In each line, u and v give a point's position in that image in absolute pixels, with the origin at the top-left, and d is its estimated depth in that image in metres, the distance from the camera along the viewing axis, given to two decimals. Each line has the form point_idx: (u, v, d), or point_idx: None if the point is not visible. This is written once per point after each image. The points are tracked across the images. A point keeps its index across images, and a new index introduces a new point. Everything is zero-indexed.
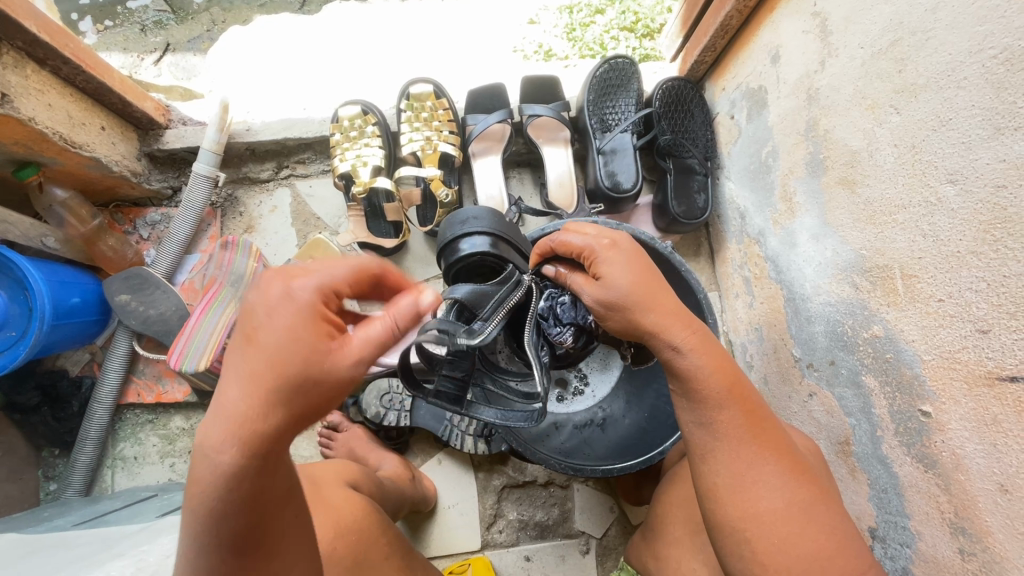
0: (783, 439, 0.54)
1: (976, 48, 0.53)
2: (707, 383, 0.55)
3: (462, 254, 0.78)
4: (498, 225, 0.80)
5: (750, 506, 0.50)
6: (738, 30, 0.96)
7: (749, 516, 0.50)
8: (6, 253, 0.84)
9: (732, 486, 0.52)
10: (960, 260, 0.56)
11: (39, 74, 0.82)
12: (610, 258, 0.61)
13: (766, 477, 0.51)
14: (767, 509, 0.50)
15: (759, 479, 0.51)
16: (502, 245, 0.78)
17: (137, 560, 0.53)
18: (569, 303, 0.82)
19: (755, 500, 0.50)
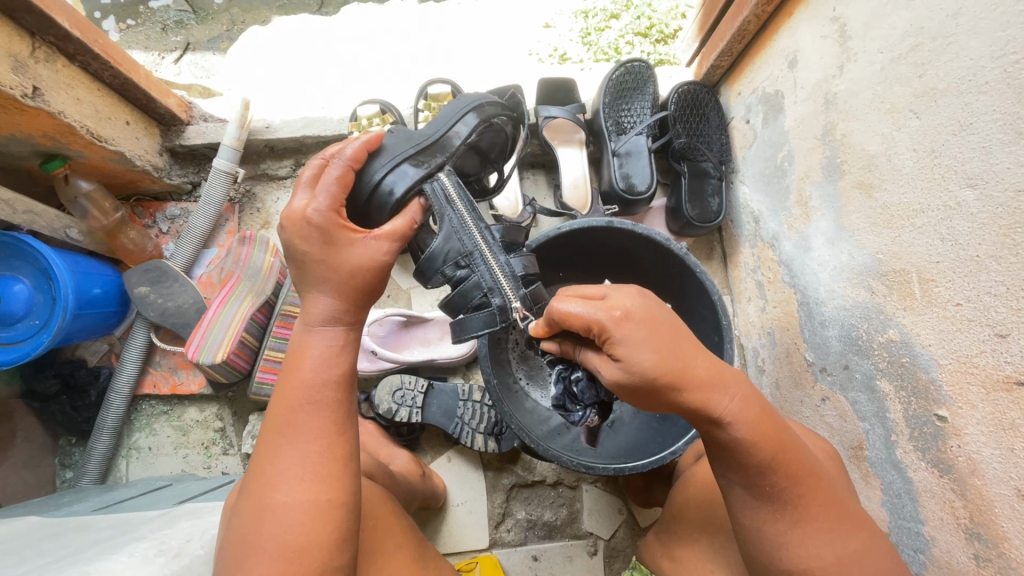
0: (823, 482, 0.54)
1: (997, 53, 0.54)
2: (755, 455, 0.52)
3: (397, 196, 0.59)
4: (396, 135, 0.61)
5: (801, 563, 0.52)
6: (755, 35, 0.96)
7: (799, 574, 0.52)
8: (32, 242, 0.86)
9: (783, 543, 0.53)
10: (979, 264, 0.56)
11: (69, 69, 0.84)
12: (633, 334, 0.50)
13: (814, 533, 0.53)
14: (815, 563, 0.52)
15: (805, 533, 0.53)
16: (426, 155, 0.60)
17: (158, 543, 0.54)
18: (586, 381, 0.82)
19: (803, 556, 0.52)
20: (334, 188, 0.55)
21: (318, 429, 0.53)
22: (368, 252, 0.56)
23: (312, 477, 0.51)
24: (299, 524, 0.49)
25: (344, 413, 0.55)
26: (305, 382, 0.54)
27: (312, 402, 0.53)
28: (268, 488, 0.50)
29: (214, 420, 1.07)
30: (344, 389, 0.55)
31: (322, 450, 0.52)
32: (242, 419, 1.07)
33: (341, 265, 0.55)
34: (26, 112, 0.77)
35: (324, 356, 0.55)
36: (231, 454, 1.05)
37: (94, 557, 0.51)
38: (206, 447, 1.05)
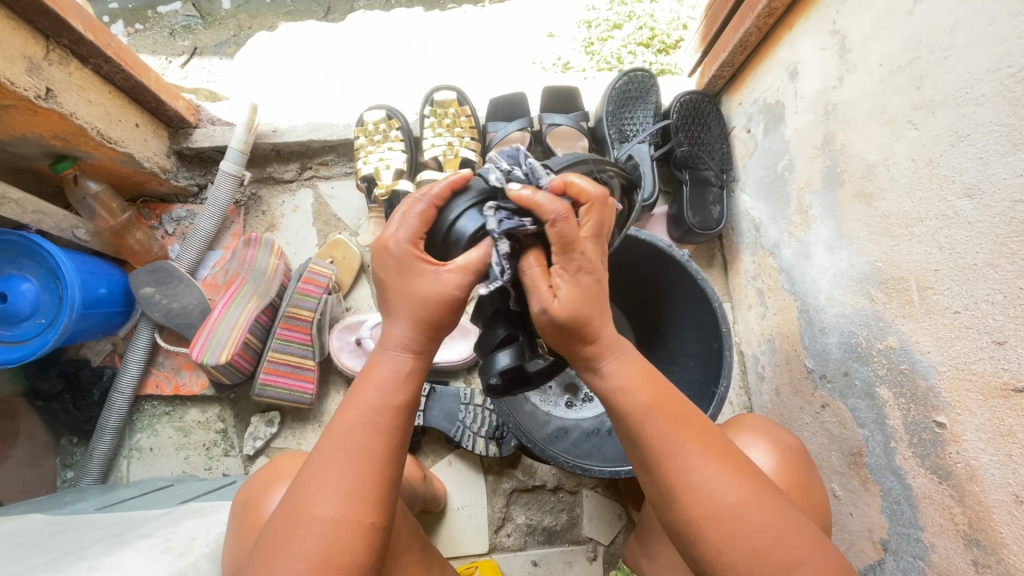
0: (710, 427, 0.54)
1: (993, 67, 0.55)
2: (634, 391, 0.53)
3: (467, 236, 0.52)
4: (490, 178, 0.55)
5: (697, 506, 0.50)
6: (756, 46, 0.98)
7: (694, 519, 0.50)
8: (41, 241, 0.86)
9: (676, 493, 0.51)
10: (977, 272, 0.57)
11: (82, 72, 0.85)
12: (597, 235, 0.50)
13: (709, 474, 0.50)
14: (722, 507, 0.49)
15: (694, 470, 0.50)
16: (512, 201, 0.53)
17: (165, 540, 0.54)
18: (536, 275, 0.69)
19: (707, 499, 0.50)
20: (415, 221, 0.51)
21: (372, 453, 0.50)
22: (441, 284, 0.51)
23: (359, 501, 0.49)
24: (336, 544, 0.48)
25: (401, 438, 0.52)
26: (371, 401, 0.52)
27: (371, 424, 0.51)
28: (311, 501, 0.49)
29: (216, 421, 1.07)
30: (408, 413, 0.53)
31: (370, 475, 0.50)
32: (244, 421, 1.07)
33: (416, 298, 0.51)
34: (38, 112, 0.79)
35: (394, 376, 0.53)
36: (232, 455, 1.05)
37: (101, 553, 0.51)
38: (207, 448, 1.06)
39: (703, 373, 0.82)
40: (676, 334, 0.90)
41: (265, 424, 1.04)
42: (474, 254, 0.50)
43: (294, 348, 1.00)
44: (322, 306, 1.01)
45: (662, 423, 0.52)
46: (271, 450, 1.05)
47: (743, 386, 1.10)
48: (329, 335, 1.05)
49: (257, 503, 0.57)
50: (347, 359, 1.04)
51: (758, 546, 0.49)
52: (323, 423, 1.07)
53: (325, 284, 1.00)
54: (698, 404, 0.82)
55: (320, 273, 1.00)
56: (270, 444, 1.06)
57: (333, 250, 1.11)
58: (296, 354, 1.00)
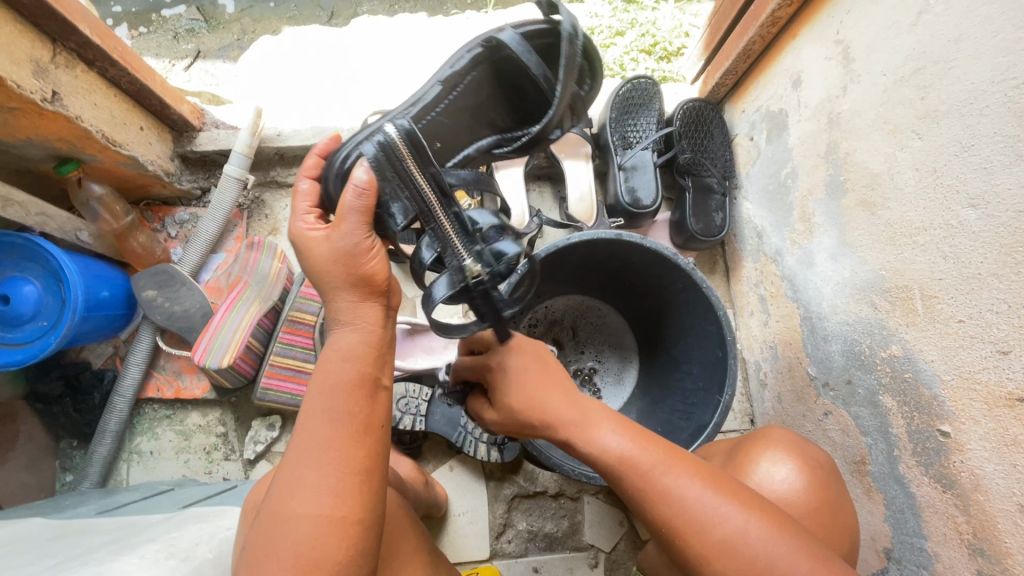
0: (683, 454, 0.56)
1: (998, 78, 0.55)
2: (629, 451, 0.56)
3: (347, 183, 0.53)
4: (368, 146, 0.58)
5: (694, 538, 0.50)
6: (759, 54, 0.99)
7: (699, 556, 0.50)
8: (43, 244, 0.86)
9: (675, 535, 0.51)
10: (981, 282, 0.57)
11: (87, 75, 0.85)
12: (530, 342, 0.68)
13: (697, 503, 0.51)
14: (719, 542, 0.49)
15: (686, 495, 0.52)
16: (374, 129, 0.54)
17: (168, 545, 0.54)
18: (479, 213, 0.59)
19: (700, 537, 0.50)
20: (301, 200, 0.54)
21: (332, 438, 0.50)
22: (330, 242, 0.52)
23: (328, 491, 0.48)
24: (314, 538, 0.47)
25: (365, 420, 0.52)
26: (326, 385, 0.52)
27: (328, 408, 0.51)
28: (285, 497, 0.48)
29: (216, 425, 1.07)
30: (365, 391, 0.52)
31: (335, 461, 0.49)
32: (245, 425, 1.07)
33: (315, 262, 0.52)
34: (44, 115, 0.79)
35: (338, 356, 0.53)
36: (232, 460, 1.05)
37: (104, 558, 0.51)
38: (208, 452, 1.05)
39: (706, 379, 0.82)
40: (680, 341, 0.90)
41: (266, 428, 1.04)
42: (342, 196, 0.50)
43: (295, 352, 1.00)
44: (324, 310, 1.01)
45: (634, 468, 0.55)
46: (272, 454, 1.04)
47: (745, 392, 1.10)
48: None
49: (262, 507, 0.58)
50: None
51: (763, 563, 0.48)
52: None
53: None
54: (701, 411, 0.81)
55: None
56: (270, 448, 1.05)
57: None
58: (297, 358, 1.00)
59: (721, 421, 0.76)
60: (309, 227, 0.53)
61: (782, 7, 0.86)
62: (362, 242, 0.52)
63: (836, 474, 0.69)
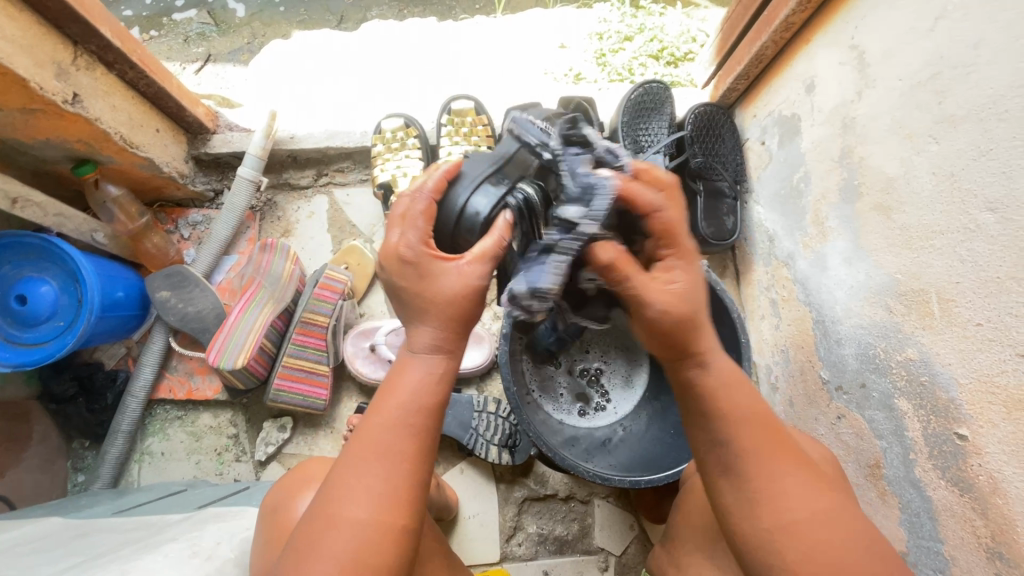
0: (784, 434, 0.54)
1: (1016, 83, 0.56)
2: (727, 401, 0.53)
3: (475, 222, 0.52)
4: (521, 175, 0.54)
5: (774, 516, 0.50)
6: (772, 60, 0.99)
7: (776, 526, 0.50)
8: (60, 244, 0.87)
9: (757, 497, 0.51)
10: (999, 285, 0.57)
11: (107, 77, 0.86)
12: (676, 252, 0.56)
13: (795, 484, 0.51)
14: (799, 519, 0.49)
15: (779, 479, 0.51)
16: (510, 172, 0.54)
17: (190, 544, 0.54)
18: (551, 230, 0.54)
19: (784, 509, 0.50)
20: (421, 220, 0.51)
21: (398, 454, 0.50)
22: (462, 278, 0.50)
23: (387, 503, 0.49)
24: (364, 545, 0.48)
25: (428, 441, 0.52)
26: (396, 401, 0.51)
27: (403, 426, 0.51)
28: (339, 501, 0.49)
29: (227, 426, 1.07)
30: (435, 414, 0.52)
31: (396, 476, 0.50)
32: (256, 426, 1.07)
33: (434, 296, 0.50)
34: (65, 116, 0.79)
35: (419, 377, 0.52)
36: (244, 461, 1.05)
37: (128, 556, 0.51)
38: (219, 453, 1.05)
39: None
40: None
41: (277, 429, 1.04)
42: (486, 239, 0.51)
43: (308, 354, 1.00)
44: (337, 311, 1.01)
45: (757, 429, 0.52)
46: (283, 455, 1.04)
47: None
48: (343, 341, 1.06)
49: (286, 506, 0.59)
50: (361, 365, 1.04)
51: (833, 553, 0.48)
52: (335, 429, 1.06)
53: (340, 289, 1.01)
54: None
55: (336, 279, 1.01)
56: (282, 449, 1.05)
57: (348, 256, 1.12)
58: (310, 359, 1.00)
59: None
60: (438, 257, 0.50)
61: (796, 12, 0.87)
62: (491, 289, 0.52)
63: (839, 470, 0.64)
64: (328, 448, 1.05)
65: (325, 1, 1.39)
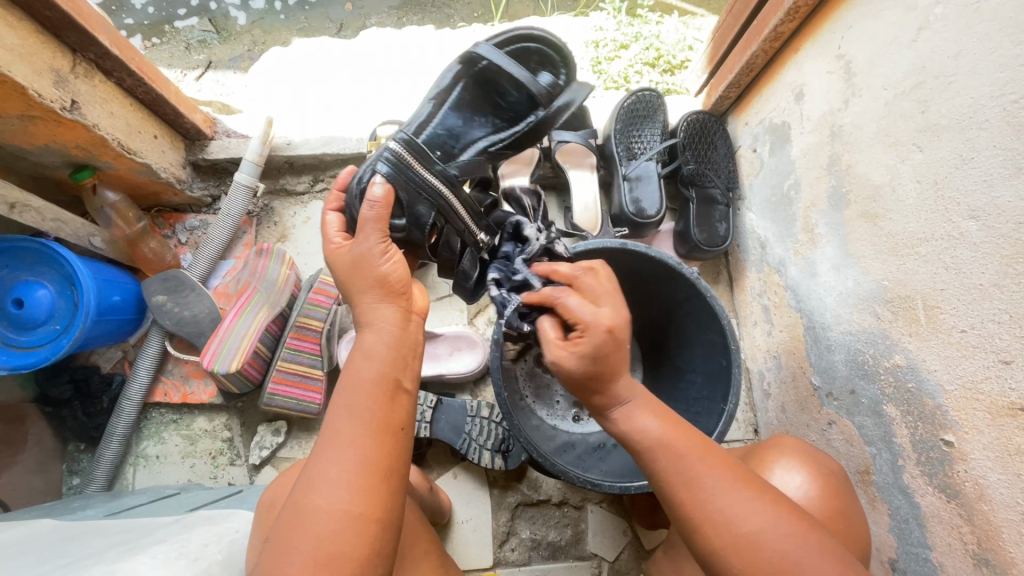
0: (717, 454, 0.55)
1: (997, 93, 0.56)
2: (647, 442, 0.55)
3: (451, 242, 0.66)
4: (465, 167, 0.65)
5: (725, 540, 0.50)
6: (762, 68, 1.00)
7: (739, 547, 0.50)
8: (57, 249, 0.88)
9: (699, 523, 0.52)
10: (983, 293, 0.58)
11: (105, 85, 0.87)
12: (616, 303, 0.56)
13: (723, 497, 0.52)
14: (745, 534, 0.50)
15: (712, 501, 0.52)
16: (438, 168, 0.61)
17: (178, 546, 0.55)
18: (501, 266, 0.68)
19: (732, 526, 0.50)
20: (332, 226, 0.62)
21: (352, 434, 0.51)
22: (359, 252, 0.57)
23: (348, 487, 0.49)
24: (329, 532, 0.47)
25: (386, 421, 0.53)
26: (352, 383, 0.54)
27: (353, 406, 0.52)
28: (305, 492, 0.49)
29: (222, 430, 1.07)
30: (386, 393, 0.54)
31: (355, 458, 0.50)
32: (251, 430, 1.07)
33: (343, 274, 0.59)
34: (62, 123, 0.80)
35: (368, 357, 0.55)
36: (238, 464, 1.05)
37: (116, 558, 0.52)
38: (213, 457, 1.06)
39: (710, 389, 0.83)
40: (684, 350, 0.90)
41: (271, 433, 1.05)
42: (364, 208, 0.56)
43: (302, 358, 1.01)
44: (331, 315, 1.03)
45: (671, 459, 0.54)
46: (277, 459, 1.05)
47: (749, 403, 1.10)
48: (338, 344, 1.06)
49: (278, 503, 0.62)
50: None
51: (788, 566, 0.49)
52: None
53: (335, 295, 1.03)
54: (706, 420, 0.81)
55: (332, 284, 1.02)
56: (276, 453, 1.06)
57: None
58: (304, 363, 1.01)
59: (725, 430, 0.76)
60: (337, 245, 0.60)
61: (784, 22, 0.88)
62: (388, 253, 0.58)
63: (846, 481, 0.70)
64: None
65: (325, 10, 1.41)
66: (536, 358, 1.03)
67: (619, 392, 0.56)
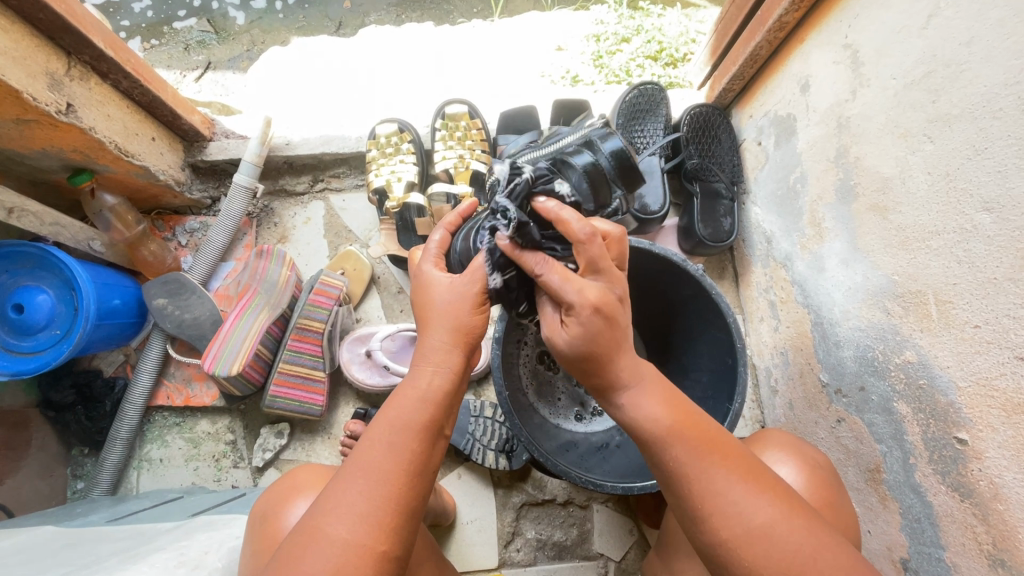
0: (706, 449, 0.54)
1: (1010, 81, 0.55)
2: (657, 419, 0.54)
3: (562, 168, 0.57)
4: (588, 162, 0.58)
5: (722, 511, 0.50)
6: (766, 59, 0.99)
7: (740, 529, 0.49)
8: (57, 253, 0.87)
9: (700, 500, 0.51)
10: (997, 287, 0.56)
11: (101, 87, 0.87)
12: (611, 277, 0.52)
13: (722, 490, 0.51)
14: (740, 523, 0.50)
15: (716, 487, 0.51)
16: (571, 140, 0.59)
17: (178, 554, 0.55)
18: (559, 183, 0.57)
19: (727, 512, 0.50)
20: (433, 248, 0.61)
21: (388, 469, 0.50)
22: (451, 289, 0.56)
23: (372, 522, 0.48)
24: (345, 567, 0.46)
25: (421, 465, 0.52)
26: (397, 419, 0.52)
27: (395, 442, 0.51)
28: (326, 519, 0.49)
29: (225, 433, 1.07)
30: (427, 437, 0.52)
31: (384, 494, 0.49)
32: (253, 432, 1.07)
33: (428, 300, 0.57)
34: (59, 127, 0.80)
35: (417, 396, 0.53)
36: (241, 467, 1.05)
37: (114, 567, 0.51)
38: (216, 460, 1.05)
39: (714, 388, 0.81)
40: (689, 349, 0.89)
41: (274, 435, 1.04)
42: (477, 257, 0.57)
43: (304, 360, 1.00)
44: (333, 317, 1.01)
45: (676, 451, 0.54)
46: (280, 462, 1.04)
47: (755, 399, 1.08)
48: (339, 346, 1.05)
49: (273, 518, 0.59)
50: (357, 372, 1.03)
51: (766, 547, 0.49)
52: (332, 435, 1.06)
53: (336, 296, 1.00)
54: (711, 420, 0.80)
55: (332, 285, 1.00)
56: (279, 456, 1.05)
57: (344, 261, 1.12)
58: (306, 365, 1.00)
59: (731, 429, 0.74)
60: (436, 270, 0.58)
61: (789, 12, 0.86)
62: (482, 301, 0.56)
63: (834, 474, 0.70)
64: (325, 454, 1.05)
65: (323, 7, 1.40)
66: (541, 355, 0.99)
67: (621, 375, 0.53)
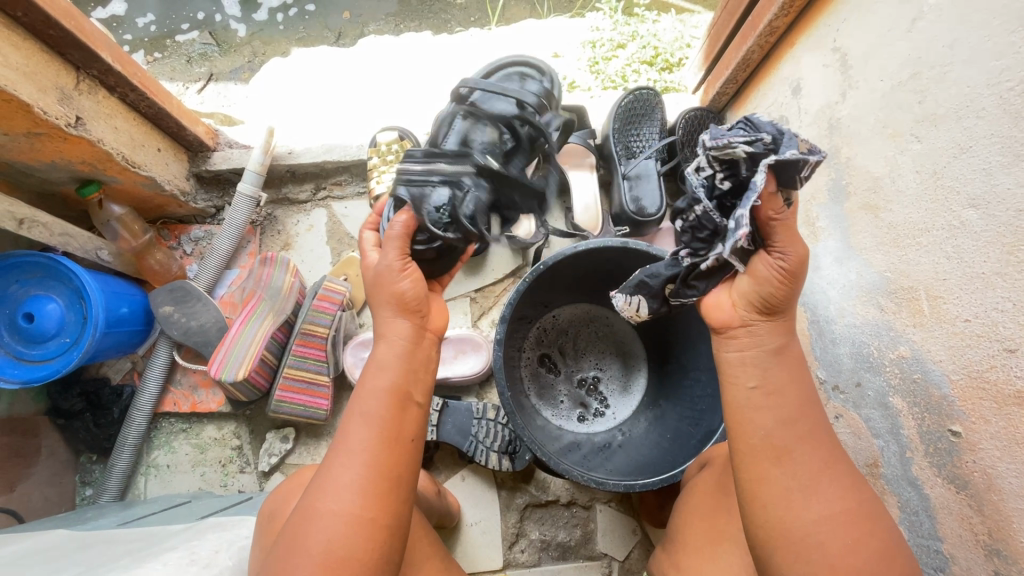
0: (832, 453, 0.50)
1: (993, 81, 0.56)
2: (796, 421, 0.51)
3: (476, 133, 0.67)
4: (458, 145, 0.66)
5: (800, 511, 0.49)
6: (759, 63, 1.01)
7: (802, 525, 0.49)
8: (66, 263, 0.89)
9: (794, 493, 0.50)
10: (985, 281, 0.58)
11: (109, 100, 0.89)
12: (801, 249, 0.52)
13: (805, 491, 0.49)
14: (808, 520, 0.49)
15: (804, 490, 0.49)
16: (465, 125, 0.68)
17: (190, 553, 0.57)
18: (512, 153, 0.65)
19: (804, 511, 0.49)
20: (392, 244, 0.58)
21: (367, 442, 0.52)
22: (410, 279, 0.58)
23: (357, 491, 0.50)
24: (340, 536, 0.49)
25: (397, 432, 0.54)
26: (366, 393, 0.55)
27: (371, 416, 0.53)
28: (317, 498, 0.51)
29: (231, 438, 1.08)
30: (396, 403, 0.54)
31: (365, 464, 0.51)
32: (259, 437, 1.08)
33: (383, 291, 0.58)
34: (68, 139, 0.82)
35: (387, 370, 0.55)
36: (247, 472, 1.06)
37: (128, 566, 0.53)
38: (223, 465, 1.07)
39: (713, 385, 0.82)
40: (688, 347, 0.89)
41: (280, 440, 1.06)
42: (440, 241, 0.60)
43: (308, 365, 1.01)
44: (336, 322, 1.02)
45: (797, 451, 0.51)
46: (286, 466, 1.05)
47: None
48: (343, 351, 1.07)
49: (282, 515, 0.61)
50: (361, 376, 1.05)
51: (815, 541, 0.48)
52: None
53: (339, 301, 1.02)
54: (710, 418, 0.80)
55: (335, 290, 1.02)
56: (285, 460, 1.06)
57: (347, 267, 1.14)
58: (310, 370, 1.02)
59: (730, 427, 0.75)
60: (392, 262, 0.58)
61: (779, 17, 0.89)
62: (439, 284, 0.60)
63: None
64: (330, 458, 1.06)
65: (323, 19, 1.42)
66: (541, 357, 1.02)
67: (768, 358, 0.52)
